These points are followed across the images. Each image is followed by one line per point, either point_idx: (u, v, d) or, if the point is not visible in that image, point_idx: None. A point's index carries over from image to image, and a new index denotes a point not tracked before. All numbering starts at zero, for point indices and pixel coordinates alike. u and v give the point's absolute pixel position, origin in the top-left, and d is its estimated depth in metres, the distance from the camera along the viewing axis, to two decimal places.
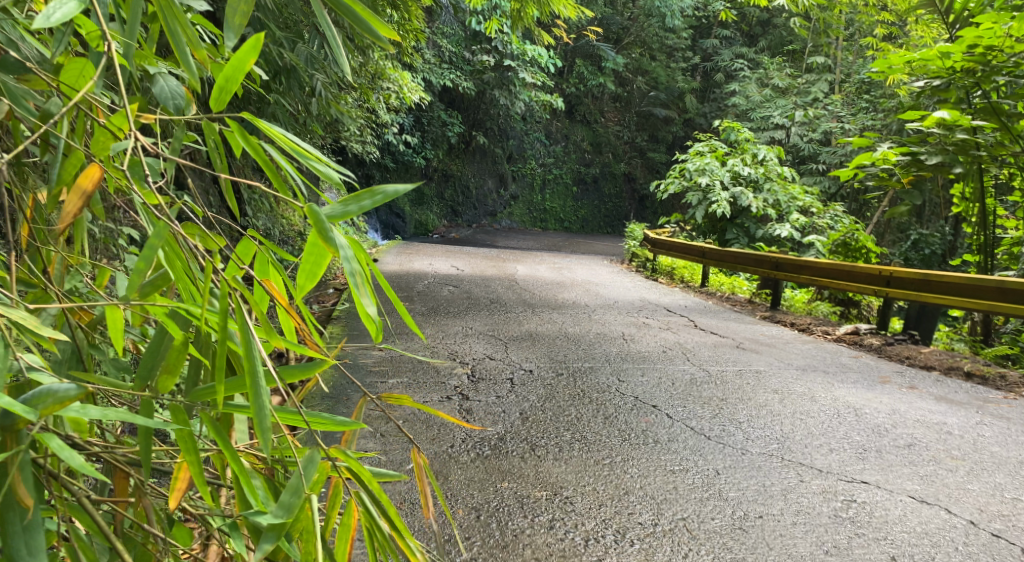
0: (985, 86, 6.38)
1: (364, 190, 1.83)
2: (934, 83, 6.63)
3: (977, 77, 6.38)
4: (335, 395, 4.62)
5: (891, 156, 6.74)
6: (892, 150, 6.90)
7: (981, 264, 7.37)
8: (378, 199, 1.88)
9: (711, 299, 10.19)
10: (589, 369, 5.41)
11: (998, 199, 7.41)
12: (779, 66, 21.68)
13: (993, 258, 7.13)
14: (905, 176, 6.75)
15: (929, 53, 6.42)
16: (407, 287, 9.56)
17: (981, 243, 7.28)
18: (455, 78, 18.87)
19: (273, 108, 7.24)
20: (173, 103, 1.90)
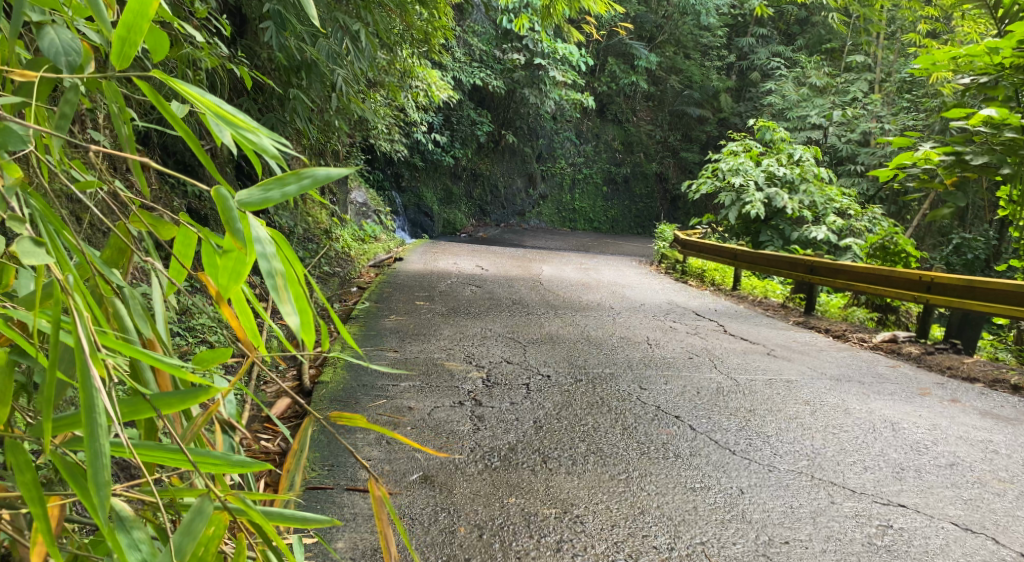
0: None
1: (289, 173, 1.82)
2: (983, 80, 6.30)
3: None
4: (343, 397, 4.46)
5: (934, 155, 6.42)
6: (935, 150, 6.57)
7: None
8: (306, 183, 1.86)
9: (742, 302, 9.89)
10: (610, 376, 5.18)
11: None
12: (817, 65, 21.21)
13: None
14: (948, 177, 6.44)
15: (975, 48, 6.10)
16: (430, 287, 9.39)
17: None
18: (485, 76, 18.71)
19: (294, 103, 7.11)
20: (66, 58, 1.73)
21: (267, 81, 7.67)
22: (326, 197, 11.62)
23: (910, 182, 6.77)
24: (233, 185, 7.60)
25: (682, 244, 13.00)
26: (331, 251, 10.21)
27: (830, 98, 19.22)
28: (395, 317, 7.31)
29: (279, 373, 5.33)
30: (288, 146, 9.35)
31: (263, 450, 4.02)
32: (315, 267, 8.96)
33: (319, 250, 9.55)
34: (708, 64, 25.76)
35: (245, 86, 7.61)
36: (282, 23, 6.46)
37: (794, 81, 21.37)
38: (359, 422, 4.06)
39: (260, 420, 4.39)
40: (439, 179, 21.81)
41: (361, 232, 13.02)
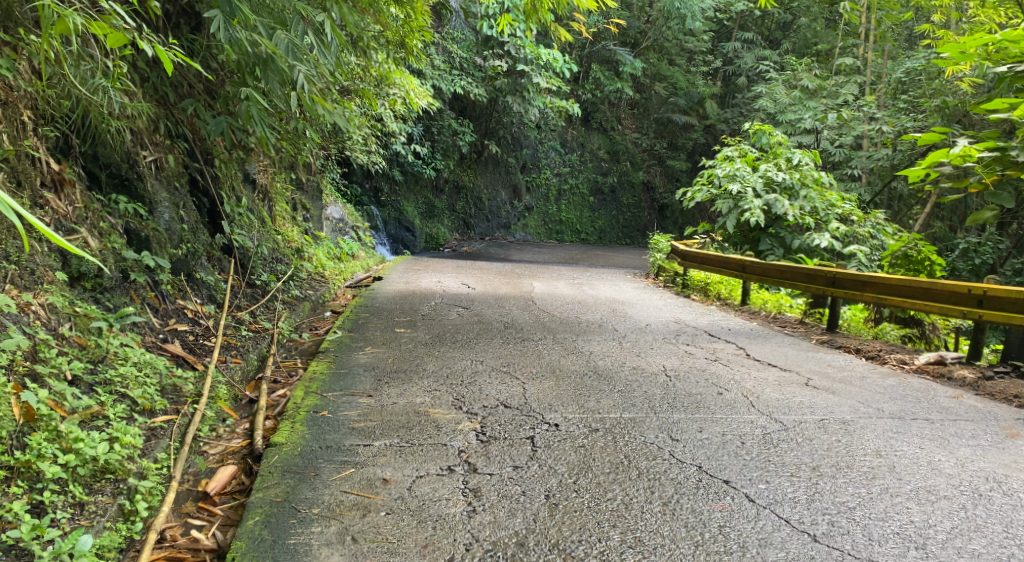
0: None
1: None
2: (1017, 69, 5.00)
3: None
4: (301, 468, 3.57)
5: (974, 151, 5.26)
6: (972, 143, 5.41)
7: None
8: None
9: (755, 319, 8.94)
10: (632, 423, 4.22)
11: None
12: (808, 65, 19.97)
13: None
14: (988, 176, 5.34)
15: (1010, 34, 4.84)
16: (412, 310, 8.42)
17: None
18: (467, 84, 17.77)
19: (247, 105, 6.13)
20: None
21: (221, 85, 6.76)
22: (297, 213, 10.60)
23: (942, 185, 5.59)
24: (187, 202, 6.64)
25: (680, 255, 12.08)
26: (302, 272, 9.17)
27: (822, 100, 17.71)
28: (371, 349, 6.34)
29: (229, 430, 4.41)
30: (251, 158, 8.37)
31: (193, 547, 3.47)
32: (283, 291, 7.90)
33: (288, 271, 8.52)
34: (694, 69, 24.94)
35: (194, 88, 6.68)
36: (230, 12, 5.55)
37: (786, 84, 20.47)
38: (317, 507, 3.28)
39: (195, 499, 3.76)
40: (421, 193, 20.85)
41: (337, 250, 11.99)
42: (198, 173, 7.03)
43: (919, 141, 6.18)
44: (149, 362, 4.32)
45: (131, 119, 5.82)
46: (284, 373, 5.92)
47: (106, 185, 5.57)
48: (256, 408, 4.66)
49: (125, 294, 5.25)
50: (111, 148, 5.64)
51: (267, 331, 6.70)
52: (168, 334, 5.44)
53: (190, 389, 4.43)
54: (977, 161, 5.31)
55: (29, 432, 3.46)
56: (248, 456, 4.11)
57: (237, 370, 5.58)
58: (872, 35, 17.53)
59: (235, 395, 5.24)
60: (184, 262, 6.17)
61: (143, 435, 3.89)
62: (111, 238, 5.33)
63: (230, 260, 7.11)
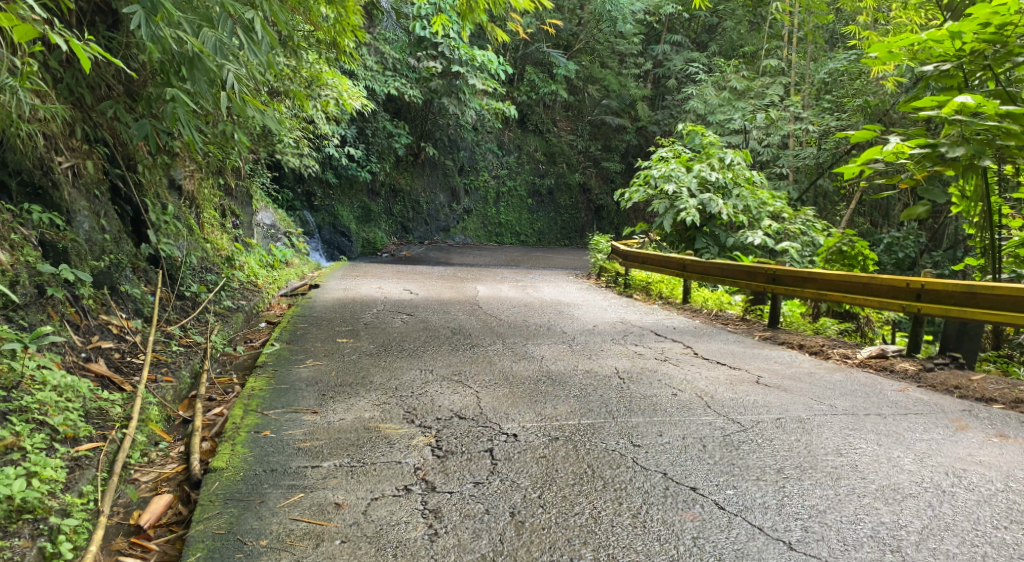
0: (998, 73, 4.89)
1: None
2: (942, 68, 5.04)
3: (992, 60, 4.90)
4: (244, 494, 3.46)
5: (905, 148, 5.08)
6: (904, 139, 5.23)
7: (987, 273, 6.20)
8: None
9: (698, 318, 8.91)
10: (592, 429, 4.11)
11: (1003, 198, 6.35)
12: (735, 68, 20.38)
13: (999, 264, 6.07)
14: (919, 172, 5.12)
15: (935, 33, 4.92)
16: (353, 318, 8.14)
17: (986, 243, 6.31)
18: (401, 86, 17.49)
19: (172, 107, 5.81)
20: None
21: (142, 85, 6.42)
22: (227, 220, 10.20)
23: (874, 181, 5.53)
24: (108, 211, 6.29)
25: (621, 255, 12.03)
26: (235, 281, 8.79)
27: (750, 101, 17.85)
28: (312, 362, 6.08)
29: (162, 455, 4.26)
30: (176, 163, 8.00)
31: None
32: (214, 302, 7.54)
33: (219, 280, 8.15)
34: (625, 71, 25.12)
35: (113, 90, 6.34)
36: (151, 7, 5.23)
37: (716, 84, 20.71)
38: (264, 538, 3.18)
39: (126, 534, 3.55)
40: (355, 197, 20.46)
41: (270, 258, 11.59)
42: (119, 180, 6.67)
43: (852, 139, 6.19)
44: (70, 385, 4.17)
45: (44, 122, 5.50)
46: (219, 390, 5.62)
47: (17, 196, 5.27)
48: (191, 429, 4.50)
49: (42, 310, 4.96)
50: (21, 153, 5.32)
51: (200, 344, 6.38)
52: (91, 352, 5.14)
53: (118, 412, 4.27)
54: (909, 157, 5.13)
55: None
56: (184, 483, 3.92)
57: (168, 389, 5.28)
58: (797, 37, 17.91)
59: (167, 416, 4.98)
60: (107, 274, 5.82)
61: (65, 467, 3.69)
62: (25, 250, 5.02)
63: (157, 271, 6.75)
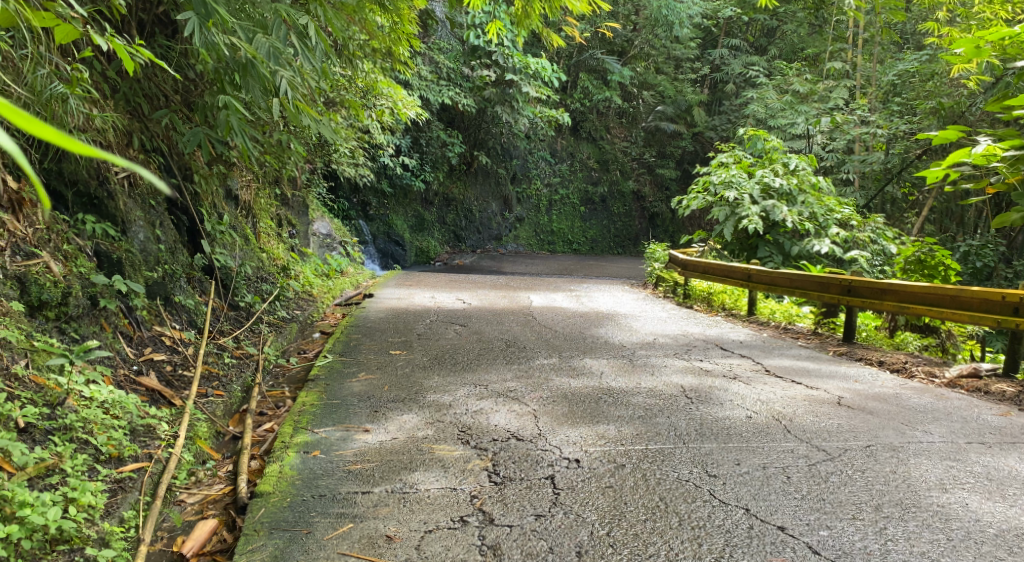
0: None
1: None
2: None
3: None
4: (292, 523, 3.30)
5: (997, 150, 4.58)
6: (997, 140, 4.72)
7: None
8: None
9: (765, 331, 8.47)
10: (662, 456, 3.82)
11: None
12: (798, 71, 19.72)
13: None
14: (1012, 176, 4.64)
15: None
16: (405, 329, 7.94)
17: None
18: (454, 95, 17.32)
19: (226, 114, 5.67)
20: None
21: (198, 92, 6.31)
22: (283, 230, 10.15)
23: (963, 186, 5.03)
24: (164, 221, 6.18)
25: (680, 264, 11.58)
26: (290, 291, 8.68)
27: (814, 104, 17.18)
28: (364, 375, 5.88)
29: (210, 474, 4.13)
30: (232, 172, 7.92)
31: None
32: (268, 313, 7.42)
33: (274, 290, 8.02)
34: (682, 76, 24.63)
35: (170, 99, 6.26)
36: (205, 13, 5.07)
37: (776, 88, 20.05)
38: None
39: None
40: (409, 206, 20.42)
41: (325, 267, 11.50)
42: (176, 189, 6.58)
43: (936, 140, 5.66)
44: (118, 401, 4.08)
45: (100, 132, 5.42)
46: (270, 404, 5.45)
47: (72, 205, 5.15)
48: (239, 447, 4.37)
49: (95, 322, 4.82)
50: (78, 163, 5.23)
51: (253, 357, 6.23)
52: (142, 365, 5.01)
53: (165, 430, 4.17)
54: (1001, 160, 4.65)
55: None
56: (231, 507, 3.79)
57: (218, 404, 5.14)
58: (862, 39, 17.23)
59: (216, 432, 4.84)
60: (161, 285, 5.70)
61: (108, 489, 3.58)
62: (78, 261, 4.89)
63: (211, 281, 6.63)
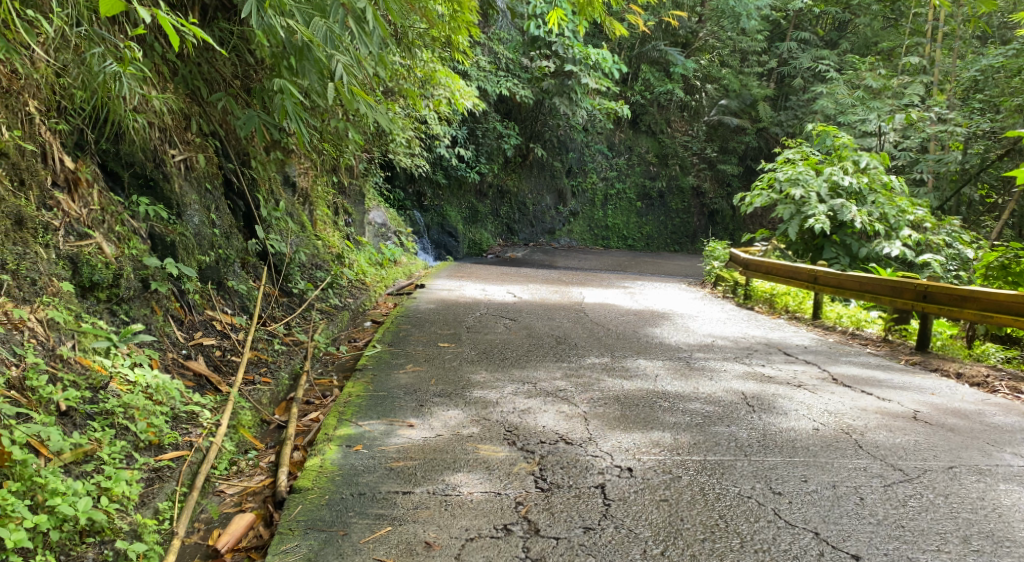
0: None
1: None
2: None
3: None
4: (329, 522, 3.17)
5: None
6: None
7: None
8: None
9: (831, 336, 8.08)
10: (723, 469, 3.58)
11: None
12: (871, 65, 18.96)
13: None
14: None
15: None
16: (456, 322, 7.78)
17: None
18: (513, 86, 17.11)
19: (280, 98, 5.57)
20: None
21: (256, 76, 6.24)
22: (339, 218, 10.10)
23: None
24: (219, 205, 6.14)
25: (741, 263, 11.19)
26: (343, 279, 8.61)
27: (888, 100, 16.47)
28: (412, 367, 5.74)
29: (251, 464, 4.03)
30: (289, 158, 7.88)
31: None
32: (319, 300, 7.33)
33: (327, 278, 7.96)
34: (748, 70, 23.97)
35: (228, 83, 6.20)
36: None
37: (848, 83, 19.31)
38: None
39: (204, 556, 3.32)
40: (464, 197, 20.34)
41: (379, 256, 11.44)
42: (232, 174, 6.53)
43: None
44: (163, 386, 4.02)
45: (155, 114, 5.38)
46: (317, 393, 5.35)
47: (128, 186, 5.07)
48: (282, 437, 4.27)
49: (146, 305, 4.76)
50: (134, 144, 5.16)
51: (302, 344, 6.15)
52: (191, 349, 4.95)
53: (208, 418, 4.08)
54: None
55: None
56: (269, 500, 3.68)
57: (265, 392, 5.05)
58: (941, 32, 16.47)
59: (261, 420, 4.74)
60: (214, 270, 5.65)
61: (144, 479, 3.50)
62: (131, 243, 4.81)
63: (265, 267, 6.57)
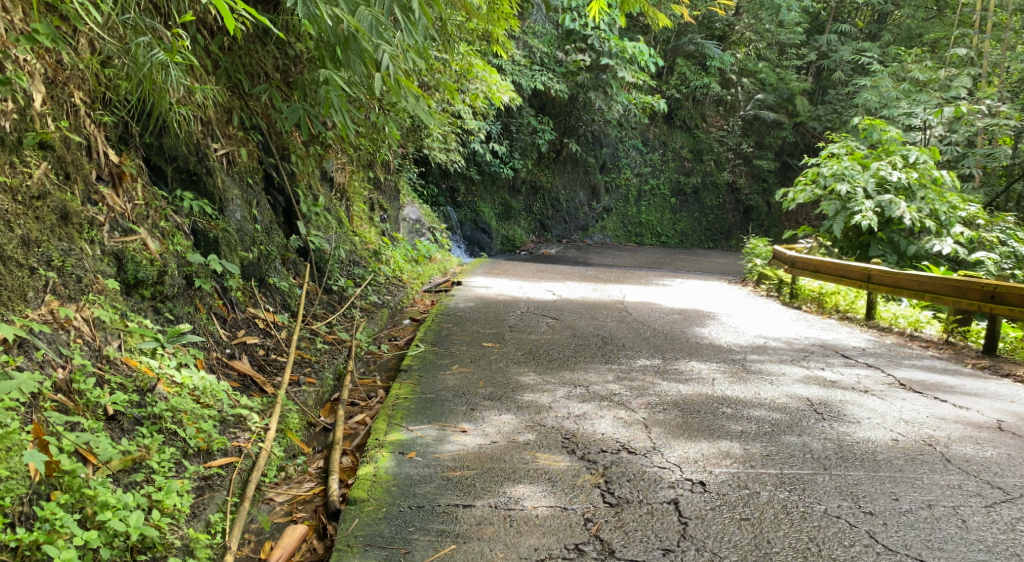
0: None
1: None
2: None
3: None
4: (390, 541, 3.01)
5: None
6: None
7: None
8: None
9: (889, 338, 7.75)
10: (805, 483, 3.38)
11: None
12: (917, 58, 18.42)
13: None
14: None
15: None
16: (497, 320, 7.58)
17: None
18: (547, 80, 16.87)
19: (325, 89, 5.40)
20: None
21: (299, 69, 6.10)
22: (375, 214, 9.95)
23: None
24: (261, 200, 5.99)
25: (786, 261, 10.84)
26: (381, 276, 8.45)
27: (934, 93, 15.99)
28: (458, 368, 5.55)
29: (300, 470, 3.87)
30: (328, 154, 7.74)
31: None
32: (360, 297, 7.15)
33: (365, 275, 7.80)
34: (786, 63, 23.48)
35: (271, 76, 6.05)
36: None
37: (892, 75, 18.78)
38: None
39: None
40: (497, 193, 20.16)
41: (414, 252, 11.29)
42: (273, 169, 6.38)
43: None
44: (210, 388, 3.88)
45: (199, 107, 5.24)
46: (362, 394, 5.18)
47: (172, 181, 4.94)
48: (330, 441, 4.11)
49: (190, 302, 4.62)
50: (179, 137, 5.02)
51: (345, 343, 5.98)
52: (235, 348, 4.81)
53: (255, 422, 3.93)
54: None
55: (47, 494, 2.89)
56: (321, 510, 3.53)
57: (310, 393, 4.88)
58: (991, 22, 15.95)
59: (307, 423, 4.58)
60: (256, 267, 5.51)
61: (195, 488, 3.36)
62: (175, 239, 4.67)
63: (306, 264, 6.42)
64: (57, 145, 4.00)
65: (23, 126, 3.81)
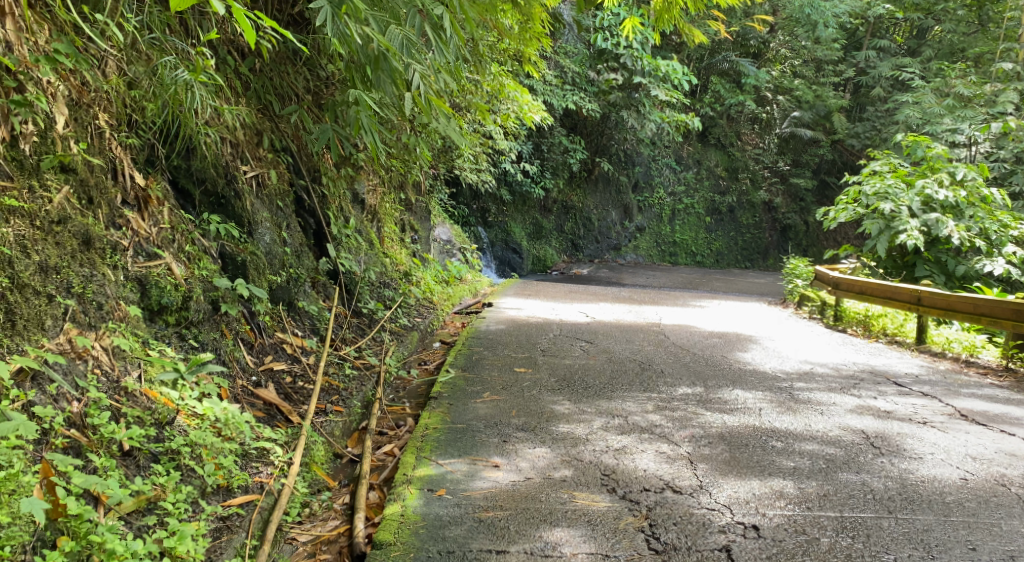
0: None
1: None
2: None
3: None
4: None
5: None
6: None
7: None
8: None
9: (944, 365, 7.35)
10: (871, 529, 3.20)
11: None
12: (961, 72, 17.93)
13: None
14: None
15: None
16: (530, 344, 7.35)
17: None
18: (579, 100, 16.68)
19: (355, 109, 5.23)
20: None
21: (330, 89, 5.96)
22: (406, 235, 9.81)
23: None
24: (291, 222, 5.85)
25: (830, 282, 10.46)
26: (411, 297, 8.29)
27: (979, 109, 15.53)
28: (490, 396, 5.32)
29: (325, 506, 3.68)
30: (358, 174, 7.60)
31: None
32: (389, 320, 6.97)
33: (395, 297, 7.63)
34: (823, 80, 23.03)
35: (302, 96, 5.91)
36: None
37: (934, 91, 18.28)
38: None
39: None
40: (528, 213, 20.00)
41: (445, 274, 11.13)
42: (303, 191, 6.25)
43: None
44: (233, 420, 3.70)
45: (228, 128, 5.13)
46: (390, 422, 4.99)
47: (199, 203, 4.80)
48: (356, 474, 3.92)
49: (216, 328, 4.47)
50: (207, 159, 4.89)
51: (373, 368, 5.79)
52: (261, 376, 4.65)
53: (279, 455, 3.74)
54: None
55: (51, 541, 2.78)
56: (346, 551, 3.35)
57: (337, 422, 4.69)
58: None
59: (333, 454, 4.40)
60: (285, 290, 5.36)
61: (212, 530, 3.19)
62: (201, 263, 4.53)
63: (335, 287, 6.26)
64: (76, 166, 3.86)
65: (44, 148, 3.68)
